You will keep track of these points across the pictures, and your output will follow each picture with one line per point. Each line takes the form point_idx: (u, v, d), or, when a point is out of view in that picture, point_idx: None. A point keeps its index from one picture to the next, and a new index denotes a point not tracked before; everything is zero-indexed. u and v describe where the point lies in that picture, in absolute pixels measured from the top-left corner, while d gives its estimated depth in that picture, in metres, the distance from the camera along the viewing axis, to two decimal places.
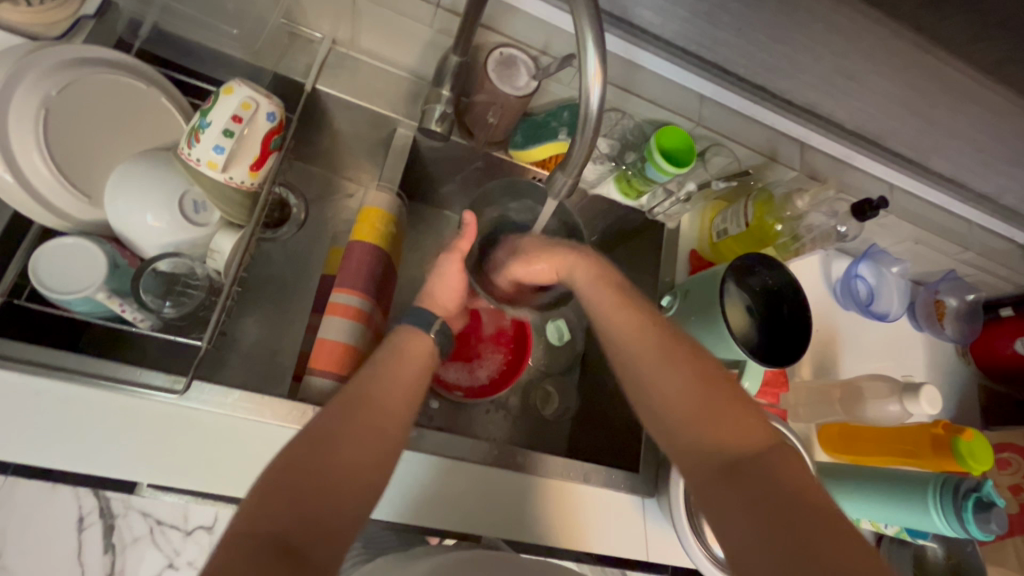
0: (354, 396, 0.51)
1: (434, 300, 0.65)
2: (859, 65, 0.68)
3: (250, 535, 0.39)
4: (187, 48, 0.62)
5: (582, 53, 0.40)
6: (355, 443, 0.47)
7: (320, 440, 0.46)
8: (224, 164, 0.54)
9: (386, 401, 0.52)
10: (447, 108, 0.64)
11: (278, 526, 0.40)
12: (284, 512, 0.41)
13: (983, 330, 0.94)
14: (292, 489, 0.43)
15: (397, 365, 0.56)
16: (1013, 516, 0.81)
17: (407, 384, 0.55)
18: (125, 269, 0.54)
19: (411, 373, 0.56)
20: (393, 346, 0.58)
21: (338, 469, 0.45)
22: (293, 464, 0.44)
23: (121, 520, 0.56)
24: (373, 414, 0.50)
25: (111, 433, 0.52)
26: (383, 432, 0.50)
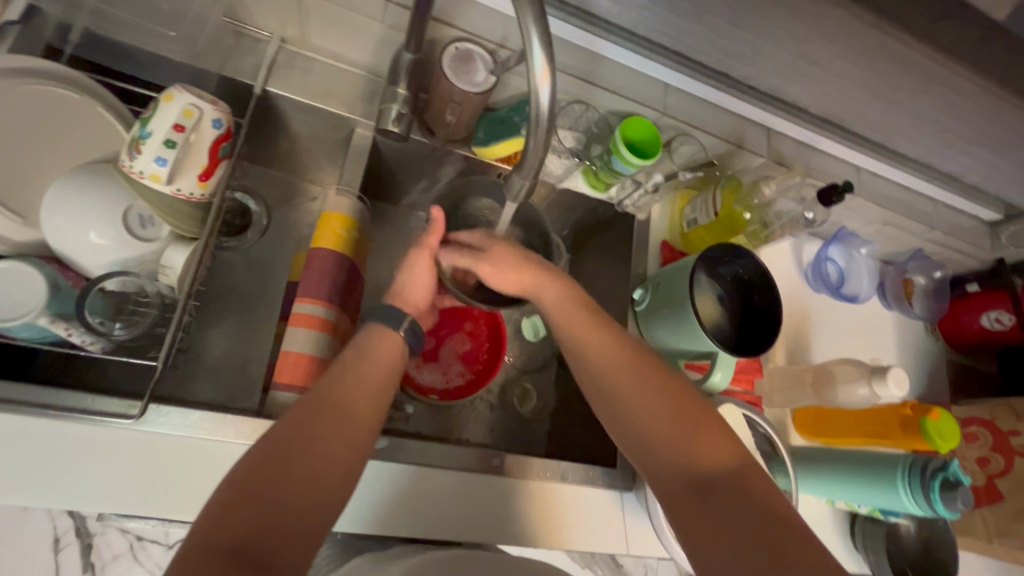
0: (322, 397, 0.49)
1: (403, 296, 0.62)
2: (822, 50, 0.66)
3: (208, 546, 0.38)
4: (123, 52, 0.59)
5: (529, 51, 0.38)
6: (325, 448, 0.46)
7: (285, 445, 0.44)
8: (169, 176, 0.51)
9: (354, 402, 0.50)
10: (403, 108, 0.62)
11: (239, 538, 0.39)
12: (246, 523, 0.40)
13: (951, 307, 0.96)
14: (255, 498, 0.41)
15: (364, 365, 0.53)
16: (981, 488, 0.83)
17: (375, 382, 0.53)
18: (68, 291, 0.51)
19: (380, 374, 0.53)
20: (360, 344, 0.55)
21: (305, 477, 0.44)
22: (254, 472, 0.42)
23: (99, 538, 0.64)
24: (339, 420, 0.48)
25: (64, 464, 0.50)
26: (352, 435, 0.48)
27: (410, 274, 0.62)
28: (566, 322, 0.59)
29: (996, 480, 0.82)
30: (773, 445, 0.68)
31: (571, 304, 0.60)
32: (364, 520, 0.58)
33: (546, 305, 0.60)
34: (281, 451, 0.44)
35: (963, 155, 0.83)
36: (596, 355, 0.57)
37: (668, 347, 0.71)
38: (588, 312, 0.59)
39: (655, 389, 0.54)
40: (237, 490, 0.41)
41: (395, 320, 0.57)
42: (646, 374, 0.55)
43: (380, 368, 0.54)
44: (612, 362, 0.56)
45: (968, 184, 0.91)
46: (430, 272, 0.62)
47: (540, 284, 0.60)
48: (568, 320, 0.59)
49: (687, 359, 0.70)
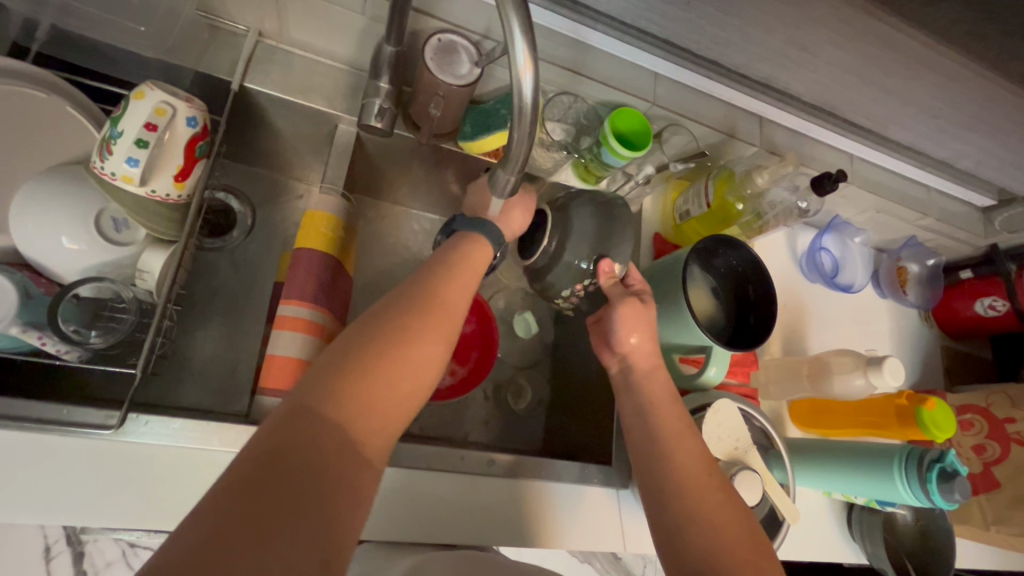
0: (424, 289, 0.48)
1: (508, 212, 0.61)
2: (813, 36, 0.65)
3: (302, 411, 0.38)
4: (93, 48, 0.56)
5: (510, 41, 0.37)
6: (422, 334, 0.45)
7: (385, 327, 0.44)
8: (142, 177, 0.49)
9: (451, 297, 0.49)
10: (386, 102, 0.60)
11: (329, 411, 0.39)
12: (337, 397, 0.40)
13: (944, 294, 0.96)
14: (347, 374, 0.41)
15: (460, 268, 0.51)
16: (976, 475, 0.83)
17: (471, 285, 0.51)
18: (40, 299, 0.50)
19: (472, 278, 0.51)
20: (454, 248, 0.53)
21: (396, 366, 0.43)
22: (348, 352, 0.42)
23: (91, 547, 0.68)
24: (432, 315, 0.46)
25: (39, 478, 0.48)
26: (446, 330, 0.47)
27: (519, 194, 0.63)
28: (654, 406, 0.58)
29: (992, 467, 0.82)
30: (769, 438, 0.68)
31: (661, 388, 0.60)
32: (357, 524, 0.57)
33: (651, 377, 0.60)
34: (376, 335, 0.43)
35: (956, 141, 0.83)
36: (673, 439, 0.56)
37: (661, 342, 0.70)
38: (672, 394, 0.59)
39: (717, 492, 0.52)
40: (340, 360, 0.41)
41: (495, 237, 0.56)
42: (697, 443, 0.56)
43: (474, 272, 0.52)
44: (657, 398, 0.59)
45: (960, 170, 0.90)
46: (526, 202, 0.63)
47: (647, 360, 0.62)
48: (658, 400, 0.59)
49: (680, 354, 0.68)
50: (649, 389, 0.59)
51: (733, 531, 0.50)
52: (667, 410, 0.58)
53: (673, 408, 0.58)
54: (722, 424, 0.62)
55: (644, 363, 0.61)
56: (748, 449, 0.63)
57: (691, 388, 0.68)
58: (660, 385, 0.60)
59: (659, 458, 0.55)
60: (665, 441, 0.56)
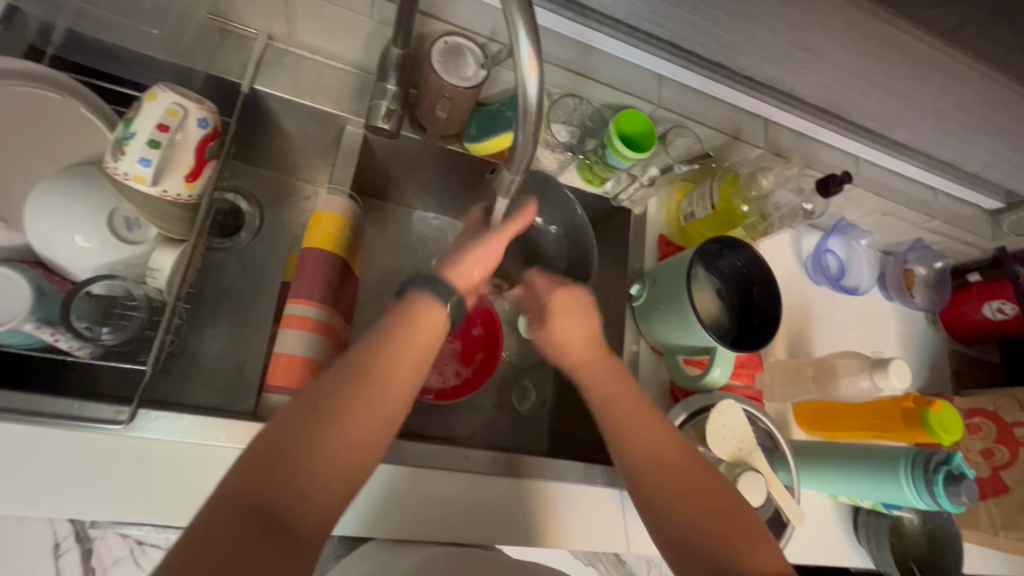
0: (364, 365, 0.46)
1: (462, 268, 0.58)
2: (818, 38, 0.65)
3: (240, 500, 0.37)
4: (107, 51, 0.58)
5: (515, 43, 0.37)
6: (360, 415, 0.44)
7: (321, 409, 0.43)
8: (154, 177, 0.50)
9: (393, 370, 0.47)
10: (393, 104, 0.60)
11: (268, 499, 0.38)
12: (278, 484, 0.38)
13: (952, 297, 0.96)
14: (286, 462, 0.39)
15: (409, 333, 0.50)
16: (985, 480, 0.82)
17: (418, 354, 0.50)
18: (53, 296, 0.50)
19: (423, 343, 0.50)
20: (405, 308, 0.52)
21: (338, 448, 0.42)
22: (289, 434, 0.40)
23: (99, 543, 0.65)
24: (376, 390, 0.45)
25: (52, 471, 0.49)
26: (387, 409, 0.46)
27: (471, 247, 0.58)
28: (625, 415, 0.57)
29: (1000, 472, 0.81)
30: (774, 440, 0.67)
31: (626, 395, 0.58)
32: (362, 521, 0.57)
33: (624, 409, 0.57)
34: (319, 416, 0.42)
35: (964, 143, 0.82)
36: (652, 448, 0.54)
37: (666, 343, 0.70)
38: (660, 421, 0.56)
39: (706, 487, 0.52)
40: (265, 447, 0.40)
41: (446, 292, 0.54)
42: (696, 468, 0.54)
43: (424, 337, 0.51)
44: (645, 432, 0.55)
45: (968, 172, 0.90)
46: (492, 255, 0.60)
47: (595, 366, 0.61)
48: (637, 428, 0.56)
49: (685, 355, 0.68)
50: (631, 426, 0.56)
51: (728, 522, 0.50)
52: (656, 444, 0.54)
53: (665, 437, 0.55)
54: (727, 425, 0.62)
55: (624, 396, 0.58)
56: (752, 450, 0.63)
57: (694, 389, 0.68)
58: (642, 416, 0.57)
59: (642, 471, 0.54)
60: (657, 483, 0.53)
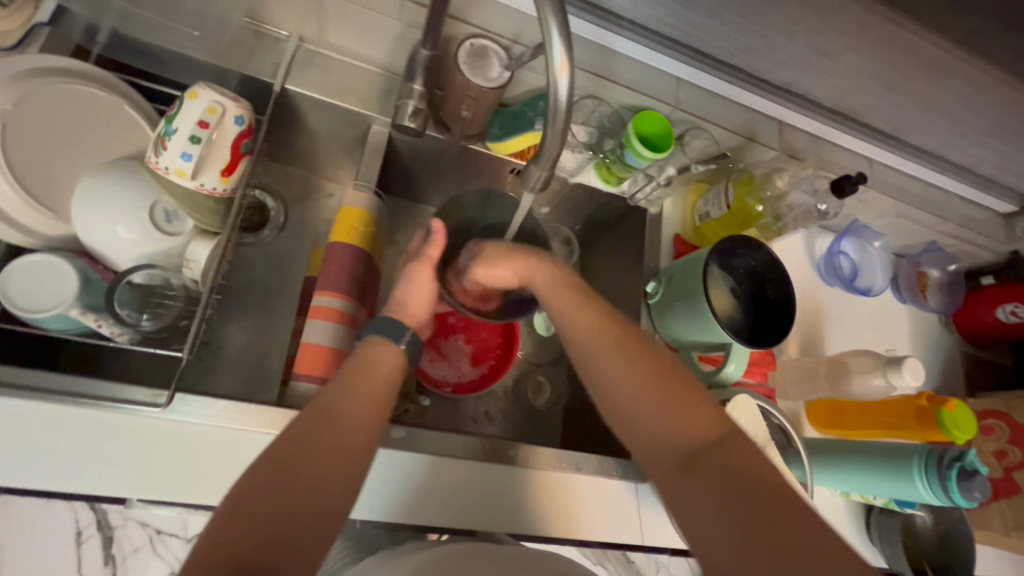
0: (322, 412, 0.49)
1: (409, 311, 0.63)
2: (834, 42, 0.66)
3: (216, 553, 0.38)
4: (148, 52, 0.60)
5: (547, 44, 0.39)
6: (323, 458, 0.46)
7: (287, 459, 0.45)
8: (193, 171, 0.53)
9: (352, 414, 0.50)
10: (420, 103, 0.63)
11: (241, 551, 0.39)
12: (252, 535, 0.40)
13: (965, 300, 0.96)
14: (252, 518, 0.41)
15: (361, 380, 0.53)
16: (997, 481, 0.83)
17: (375, 395, 0.53)
18: (98, 284, 0.53)
19: (377, 388, 0.54)
20: (354, 362, 0.55)
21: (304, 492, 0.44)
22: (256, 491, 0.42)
23: (121, 532, 0.55)
24: (336, 438, 0.48)
25: (94, 450, 0.51)
26: (351, 449, 0.48)
27: (408, 294, 0.64)
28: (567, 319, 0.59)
29: (1013, 472, 0.82)
30: (788, 436, 0.68)
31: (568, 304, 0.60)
32: (387, 507, 0.60)
33: (565, 310, 0.59)
34: (284, 470, 0.44)
35: (976, 145, 0.84)
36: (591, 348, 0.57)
37: (680, 340, 0.72)
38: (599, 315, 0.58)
39: (646, 372, 0.54)
40: (237, 502, 0.41)
41: (396, 332, 0.59)
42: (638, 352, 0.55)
43: (376, 382, 0.54)
44: (588, 332, 0.57)
45: (980, 175, 0.91)
46: (431, 286, 0.64)
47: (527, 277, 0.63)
48: (578, 327, 0.58)
49: (700, 351, 0.71)
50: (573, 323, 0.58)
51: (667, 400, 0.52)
52: (599, 340, 0.56)
53: (605, 329, 0.57)
54: (743, 418, 0.64)
55: (562, 300, 0.60)
56: (766, 444, 0.64)
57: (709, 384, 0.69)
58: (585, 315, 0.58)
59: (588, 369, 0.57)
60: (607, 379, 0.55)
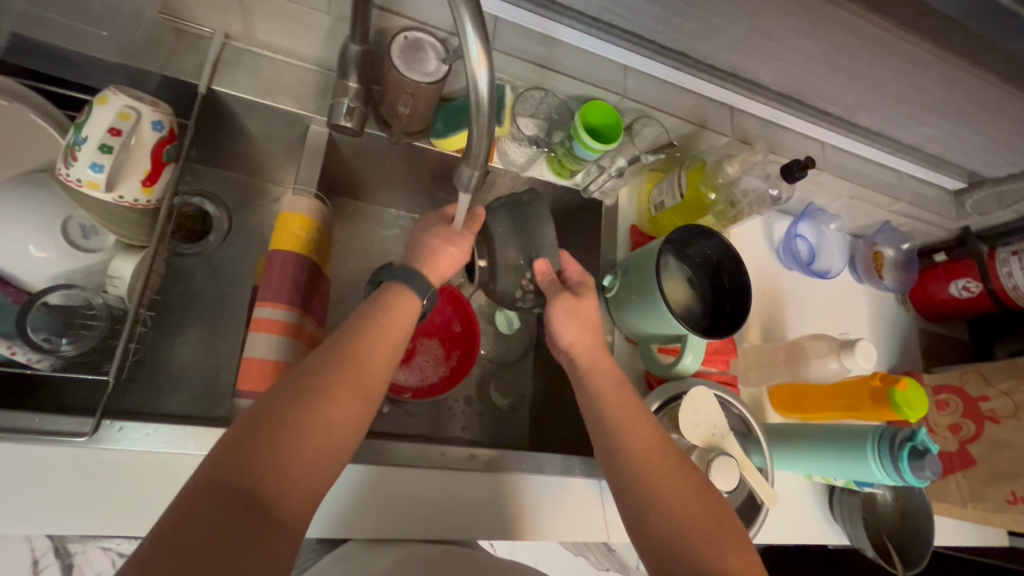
0: (344, 351, 0.47)
1: (433, 263, 0.58)
2: (776, 24, 0.65)
3: (220, 485, 0.38)
4: (56, 55, 0.57)
5: (462, 37, 0.37)
6: (339, 401, 0.45)
7: (300, 394, 0.43)
8: (108, 183, 0.49)
9: (373, 355, 0.48)
10: (355, 102, 0.60)
11: (248, 480, 0.39)
12: (260, 473, 0.39)
13: (919, 277, 0.98)
14: (259, 457, 0.40)
15: (388, 321, 0.51)
16: (953, 454, 0.85)
17: (396, 338, 0.51)
18: (8, 308, 0.50)
19: (404, 332, 0.52)
20: (375, 304, 0.52)
21: (313, 448, 0.42)
22: (271, 419, 0.42)
23: (82, 556, 0.65)
24: (356, 377, 0.46)
25: (11, 486, 0.47)
26: (368, 394, 0.47)
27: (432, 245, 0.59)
28: (611, 411, 0.57)
29: (967, 445, 0.84)
30: (747, 424, 0.68)
31: (633, 413, 0.57)
32: (334, 522, 0.57)
33: (607, 391, 0.59)
34: (307, 395, 0.44)
35: (925, 125, 0.84)
36: (648, 468, 0.54)
37: (639, 333, 0.71)
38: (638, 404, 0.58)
39: (677, 479, 0.53)
40: (249, 428, 0.41)
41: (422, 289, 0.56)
42: (669, 455, 0.55)
43: (400, 331, 0.52)
44: (626, 415, 0.57)
45: (930, 154, 0.91)
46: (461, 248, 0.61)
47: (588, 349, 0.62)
48: (615, 409, 0.57)
49: (658, 343, 0.69)
50: (606, 402, 0.58)
51: (712, 533, 0.50)
52: (633, 427, 0.56)
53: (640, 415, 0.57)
54: (698, 411, 0.63)
55: (605, 385, 0.59)
56: (724, 435, 0.63)
57: (667, 377, 0.68)
58: (623, 402, 0.58)
59: (636, 482, 0.53)
60: (642, 470, 0.54)
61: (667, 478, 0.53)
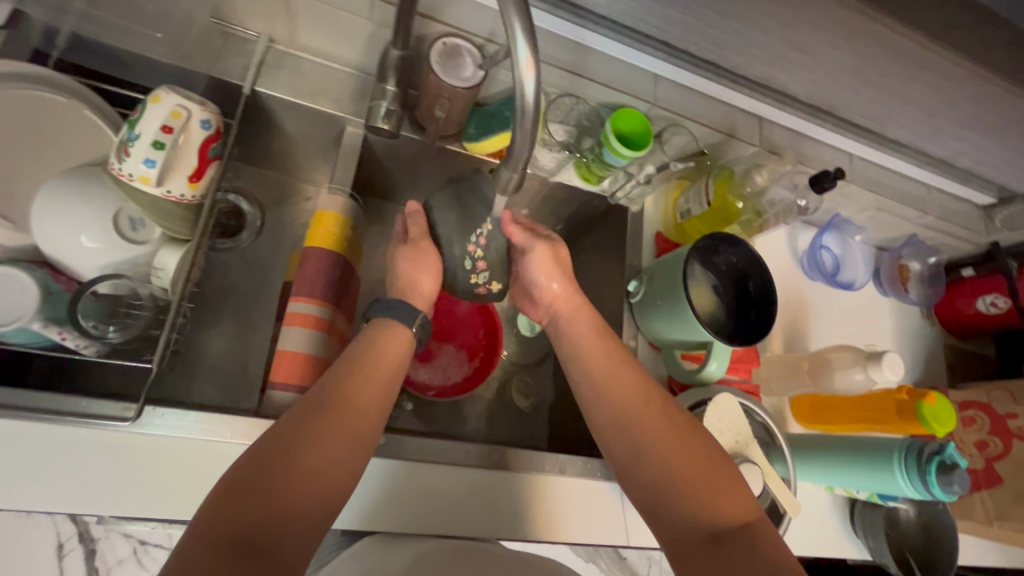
0: (330, 393, 0.49)
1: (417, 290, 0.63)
2: (810, 37, 0.65)
3: (215, 533, 0.38)
4: (111, 55, 0.59)
5: (512, 44, 0.39)
6: (327, 441, 0.46)
7: (286, 441, 0.44)
8: (158, 178, 0.51)
9: (359, 395, 0.50)
10: (392, 105, 0.62)
11: (240, 528, 0.39)
12: (256, 512, 0.40)
13: (946, 291, 0.96)
14: (248, 503, 0.40)
15: (372, 363, 0.53)
16: (979, 471, 0.84)
17: (382, 380, 0.53)
18: (60, 295, 0.51)
19: (387, 371, 0.54)
20: (358, 347, 0.54)
21: (305, 485, 0.43)
22: (258, 469, 0.42)
23: (103, 543, 0.61)
24: (343, 418, 0.48)
25: (57, 468, 0.49)
26: (356, 434, 0.48)
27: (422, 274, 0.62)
28: (595, 370, 0.60)
29: (994, 463, 0.83)
30: (770, 433, 0.68)
31: (619, 368, 0.60)
32: (363, 514, 0.58)
33: (589, 346, 0.62)
34: (292, 440, 0.45)
35: (956, 139, 0.83)
36: (635, 418, 0.56)
37: (663, 339, 0.71)
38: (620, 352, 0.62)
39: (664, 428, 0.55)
40: (237, 479, 0.41)
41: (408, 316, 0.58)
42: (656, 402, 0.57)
43: (385, 370, 0.53)
44: (610, 371, 0.60)
45: (960, 168, 0.91)
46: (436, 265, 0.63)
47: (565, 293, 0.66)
48: (597, 368, 0.60)
49: (683, 350, 0.70)
50: (588, 355, 0.62)
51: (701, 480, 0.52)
52: (615, 380, 0.59)
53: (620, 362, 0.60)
54: (722, 418, 0.63)
55: (585, 336, 0.63)
56: (748, 443, 0.63)
57: (691, 383, 0.68)
58: (608, 358, 0.61)
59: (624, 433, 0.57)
60: (629, 423, 0.56)
61: (652, 422, 0.55)
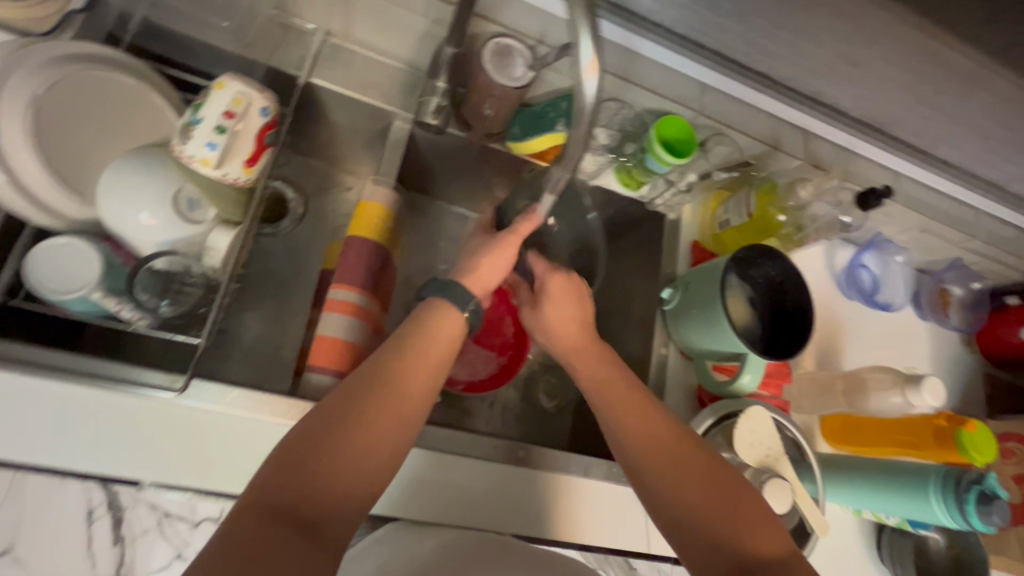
0: (378, 373, 0.49)
1: (480, 276, 0.59)
2: (864, 51, 0.65)
3: (265, 505, 0.40)
4: (178, 41, 0.62)
5: (578, 46, 0.40)
6: (373, 425, 0.46)
7: (334, 421, 0.45)
8: (218, 160, 0.53)
9: (407, 376, 0.50)
10: (442, 101, 0.64)
11: (290, 502, 0.41)
12: (304, 489, 0.42)
13: (988, 319, 0.93)
14: (296, 479, 0.42)
15: (424, 345, 0.53)
16: (1015, 505, 0.81)
17: (430, 363, 0.53)
18: (120, 268, 0.54)
19: (438, 353, 0.54)
20: (410, 323, 0.55)
21: (350, 465, 0.44)
22: (308, 446, 0.43)
23: (131, 512, 0.53)
24: (390, 401, 0.48)
25: (107, 432, 0.51)
26: (402, 418, 0.48)
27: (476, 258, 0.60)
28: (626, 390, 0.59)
29: None
30: (801, 450, 0.67)
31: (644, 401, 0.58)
32: (395, 501, 0.60)
33: (609, 382, 0.60)
34: (340, 419, 0.46)
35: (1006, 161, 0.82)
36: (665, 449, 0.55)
37: (695, 347, 0.71)
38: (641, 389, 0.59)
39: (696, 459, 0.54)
40: (287, 454, 0.43)
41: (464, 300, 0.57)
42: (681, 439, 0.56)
43: (436, 352, 0.53)
44: (634, 406, 0.58)
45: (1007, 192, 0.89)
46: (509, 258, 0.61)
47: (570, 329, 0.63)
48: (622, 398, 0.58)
49: (714, 360, 0.70)
50: (615, 380, 0.60)
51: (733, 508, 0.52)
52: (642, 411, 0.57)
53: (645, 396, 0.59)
54: (757, 430, 0.62)
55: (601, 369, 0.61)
56: (778, 458, 0.63)
57: (722, 395, 0.68)
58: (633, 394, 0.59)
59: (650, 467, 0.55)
60: (663, 446, 0.55)
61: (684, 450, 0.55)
